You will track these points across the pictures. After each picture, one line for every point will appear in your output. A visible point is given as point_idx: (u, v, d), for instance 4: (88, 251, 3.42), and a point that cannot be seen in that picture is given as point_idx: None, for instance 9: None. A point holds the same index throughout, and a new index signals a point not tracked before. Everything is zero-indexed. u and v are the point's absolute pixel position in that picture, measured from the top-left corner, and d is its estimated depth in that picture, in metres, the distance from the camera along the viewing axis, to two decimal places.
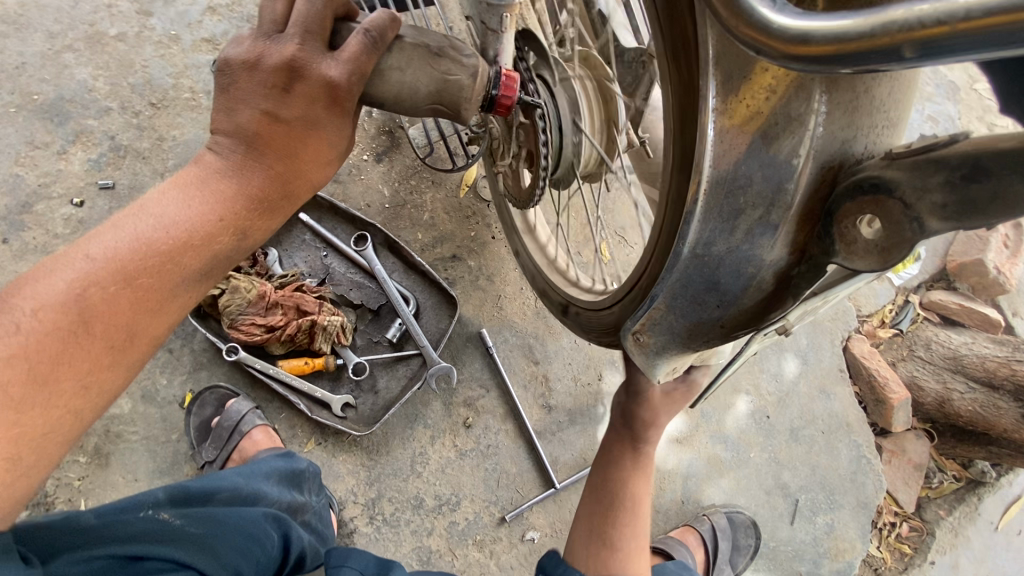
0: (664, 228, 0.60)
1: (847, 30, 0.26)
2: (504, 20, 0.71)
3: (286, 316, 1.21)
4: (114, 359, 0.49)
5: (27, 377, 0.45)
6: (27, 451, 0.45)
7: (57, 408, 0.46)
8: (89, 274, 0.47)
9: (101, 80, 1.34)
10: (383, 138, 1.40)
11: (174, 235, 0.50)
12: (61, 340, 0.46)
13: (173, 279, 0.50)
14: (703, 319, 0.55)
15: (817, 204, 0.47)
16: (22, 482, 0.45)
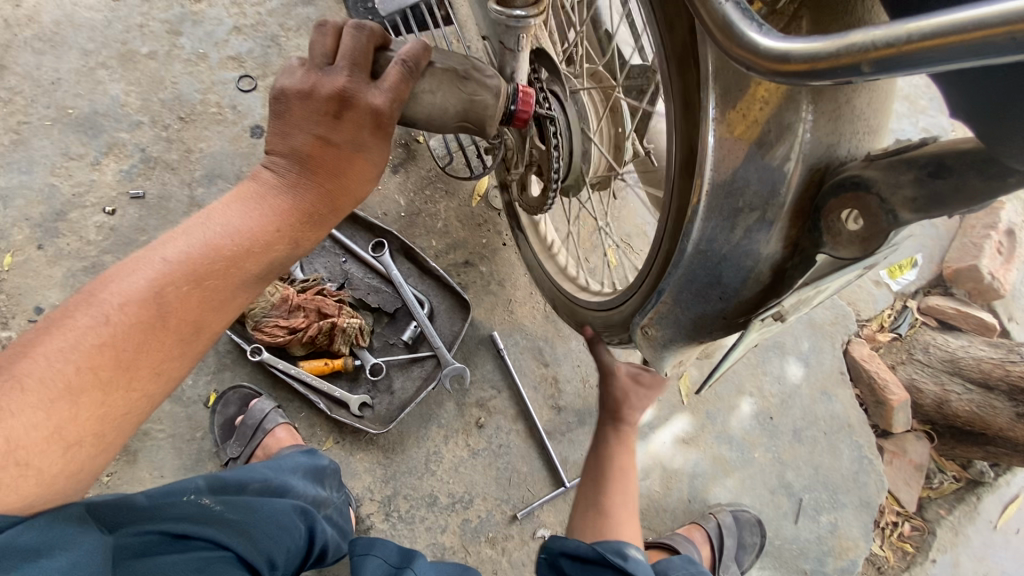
0: (669, 230, 0.66)
1: (819, 51, 0.31)
2: (520, 40, 0.77)
3: (308, 318, 1.26)
4: (183, 349, 0.55)
5: (113, 362, 0.51)
6: (110, 428, 0.51)
7: (135, 391, 0.52)
8: (166, 274, 0.54)
9: (133, 95, 1.41)
10: (399, 150, 1.47)
11: (238, 243, 0.57)
12: (141, 332, 0.52)
13: (235, 281, 0.57)
14: (707, 311, 0.61)
15: (806, 202, 0.53)
16: (103, 454, 0.52)
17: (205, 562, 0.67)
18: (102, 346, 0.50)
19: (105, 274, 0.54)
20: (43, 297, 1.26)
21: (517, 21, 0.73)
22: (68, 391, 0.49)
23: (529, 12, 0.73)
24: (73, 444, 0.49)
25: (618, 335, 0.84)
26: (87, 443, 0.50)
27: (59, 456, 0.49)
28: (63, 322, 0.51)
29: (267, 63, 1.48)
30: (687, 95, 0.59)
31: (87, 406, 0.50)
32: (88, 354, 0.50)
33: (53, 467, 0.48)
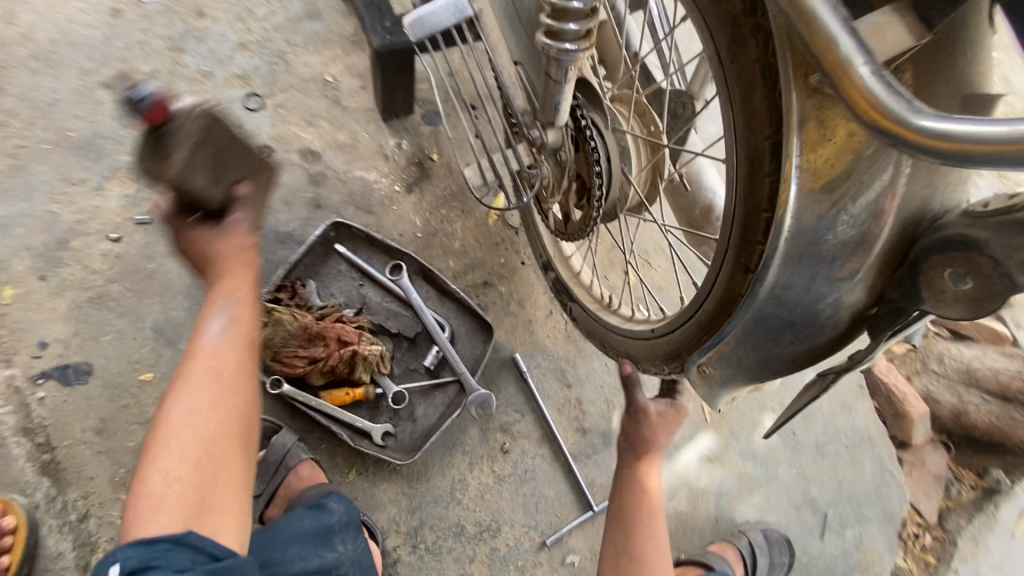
0: (737, 266, 0.65)
1: (985, 134, 0.36)
2: (568, 72, 0.73)
3: (328, 347, 1.22)
4: (248, 365, 0.85)
5: (214, 392, 0.80)
6: (246, 418, 0.83)
7: (238, 398, 0.82)
8: (200, 344, 0.82)
9: (135, 116, 1.35)
10: (413, 169, 1.44)
11: (223, 301, 0.85)
12: (213, 371, 0.81)
13: (236, 320, 0.85)
14: (777, 353, 0.63)
15: (896, 253, 0.53)
16: (255, 432, 0.85)
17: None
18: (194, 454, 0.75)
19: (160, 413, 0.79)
20: (47, 331, 1.20)
21: (566, 55, 0.70)
22: (185, 487, 0.73)
23: (579, 46, 0.70)
24: (197, 516, 0.73)
25: (664, 366, 0.85)
26: (237, 433, 0.80)
27: (235, 442, 0.80)
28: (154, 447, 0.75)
29: (275, 80, 1.44)
30: (756, 136, 0.58)
31: (215, 418, 0.78)
32: (197, 454, 0.75)
33: (233, 449, 0.79)
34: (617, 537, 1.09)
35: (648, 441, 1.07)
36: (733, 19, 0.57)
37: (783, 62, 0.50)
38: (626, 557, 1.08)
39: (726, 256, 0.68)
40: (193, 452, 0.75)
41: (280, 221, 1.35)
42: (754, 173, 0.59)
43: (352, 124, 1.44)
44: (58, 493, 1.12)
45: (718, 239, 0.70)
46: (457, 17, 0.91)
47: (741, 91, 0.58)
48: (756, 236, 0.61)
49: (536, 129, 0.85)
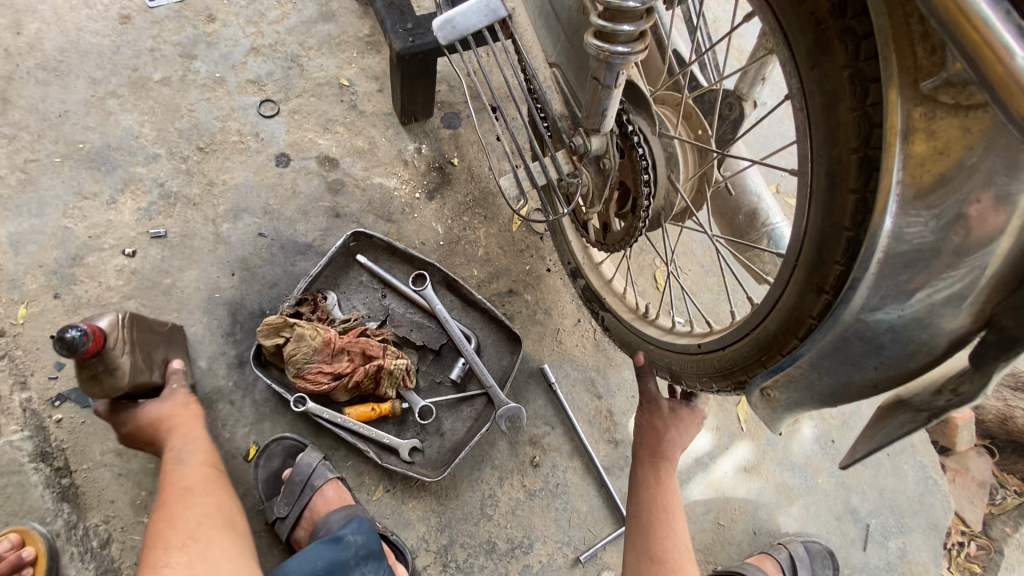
0: (810, 285, 0.61)
1: None
2: (619, 76, 0.68)
3: (353, 362, 1.18)
4: (214, 474, 1.00)
5: (189, 490, 0.95)
6: (229, 521, 0.94)
7: (219, 499, 0.96)
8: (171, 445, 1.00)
9: (147, 126, 1.31)
10: (434, 174, 1.39)
11: (178, 421, 1.02)
12: (195, 471, 0.99)
13: (193, 430, 1.03)
14: (856, 377, 0.58)
15: (1013, 277, 0.47)
16: (242, 534, 0.95)
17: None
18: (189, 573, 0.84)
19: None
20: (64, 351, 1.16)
21: (618, 59, 0.65)
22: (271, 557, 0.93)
23: (633, 49, 0.65)
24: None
25: (716, 383, 0.80)
26: (227, 531, 0.92)
27: (221, 531, 0.92)
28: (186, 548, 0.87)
29: (289, 85, 1.39)
30: (838, 147, 0.54)
31: (203, 511, 0.93)
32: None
33: (231, 537, 0.91)
34: (632, 539, 0.97)
35: (661, 437, 0.97)
36: (815, 22, 0.53)
37: (885, 69, 0.46)
38: (645, 559, 0.94)
39: (794, 274, 0.63)
40: (192, 532, 0.89)
41: (298, 232, 1.30)
42: (835, 187, 0.55)
43: (369, 129, 1.39)
44: (78, 518, 1.09)
45: (785, 256, 0.65)
46: (490, 18, 0.86)
47: (823, 100, 0.54)
48: (835, 252, 0.56)
49: (578, 136, 0.80)
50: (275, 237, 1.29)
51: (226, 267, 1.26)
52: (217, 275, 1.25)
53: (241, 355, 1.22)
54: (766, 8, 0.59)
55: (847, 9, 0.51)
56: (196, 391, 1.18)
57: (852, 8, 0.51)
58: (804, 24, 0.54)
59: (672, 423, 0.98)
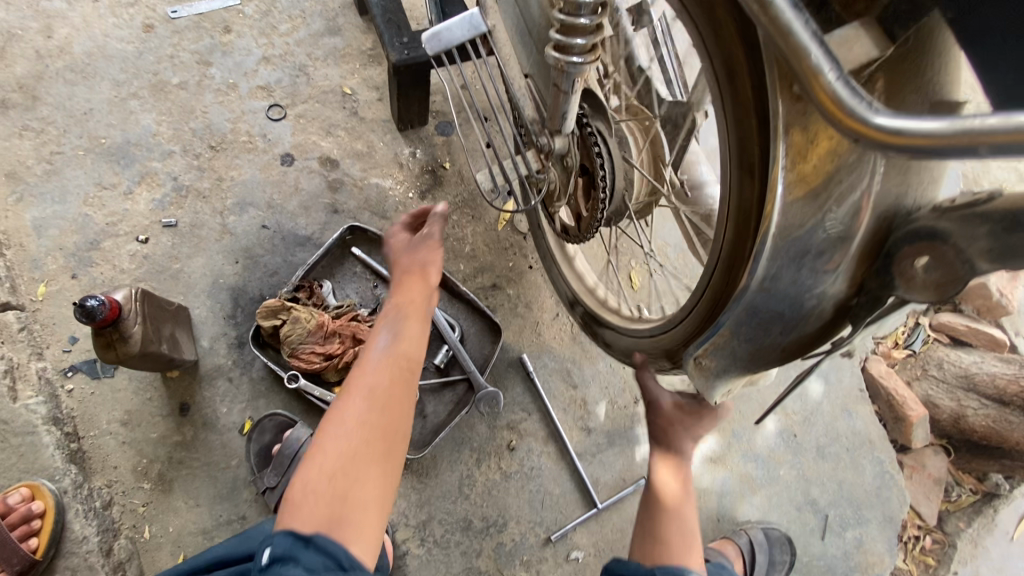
0: (733, 261, 0.70)
1: (931, 129, 0.36)
2: (575, 84, 0.79)
3: (343, 344, 1.27)
4: (410, 384, 0.83)
5: (373, 426, 0.77)
6: (380, 456, 0.76)
7: (358, 436, 0.76)
8: (401, 333, 0.85)
9: (164, 125, 1.43)
10: (426, 176, 1.50)
11: (404, 297, 0.90)
12: (392, 383, 0.81)
13: (417, 301, 0.90)
14: (767, 343, 0.67)
15: (874, 247, 0.57)
16: (390, 467, 0.77)
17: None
18: (381, 422, 0.78)
19: (336, 402, 0.81)
20: (78, 327, 1.26)
21: (572, 68, 0.76)
22: (335, 481, 0.74)
23: (586, 60, 0.76)
24: (317, 531, 0.72)
25: (661, 363, 0.87)
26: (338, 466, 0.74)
27: (375, 468, 0.76)
28: (402, 377, 0.81)
29: (296, 92, 1.51)
30: (747, 143, 0.64)
31: (332, 451, 0.75)
32: (351, 446, 0.76)
33: (370, 470, 0.75)
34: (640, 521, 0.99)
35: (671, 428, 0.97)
36: (723, 38, 0.64)
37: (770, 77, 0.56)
38: (651, 539, 0.97)
39: (720, 254, 0.72)
40: (327, 457, 0.75)
41: (298, 225, 1.41)
42: (747, 175, 0.65)
43: (368, 134, 1.51)
44: (84, 480, 1.17)
45: (713, 240, 0.74)
46: (472, 32, 0.97)
47: (734, 104, 0.64)
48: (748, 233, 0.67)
49: (543, 136, 0.91)
50: (277, 229, 1.40)
51: (230, 256, 1.36)
52: (222, 262, 1.35)
53: (241, 336, 1.31)
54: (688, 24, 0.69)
55: (746, 29, 0.61)
56: (197, 368, 1.28)
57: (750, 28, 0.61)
58: (716, 39, 0.65)
59: (688, 422, 0.96)
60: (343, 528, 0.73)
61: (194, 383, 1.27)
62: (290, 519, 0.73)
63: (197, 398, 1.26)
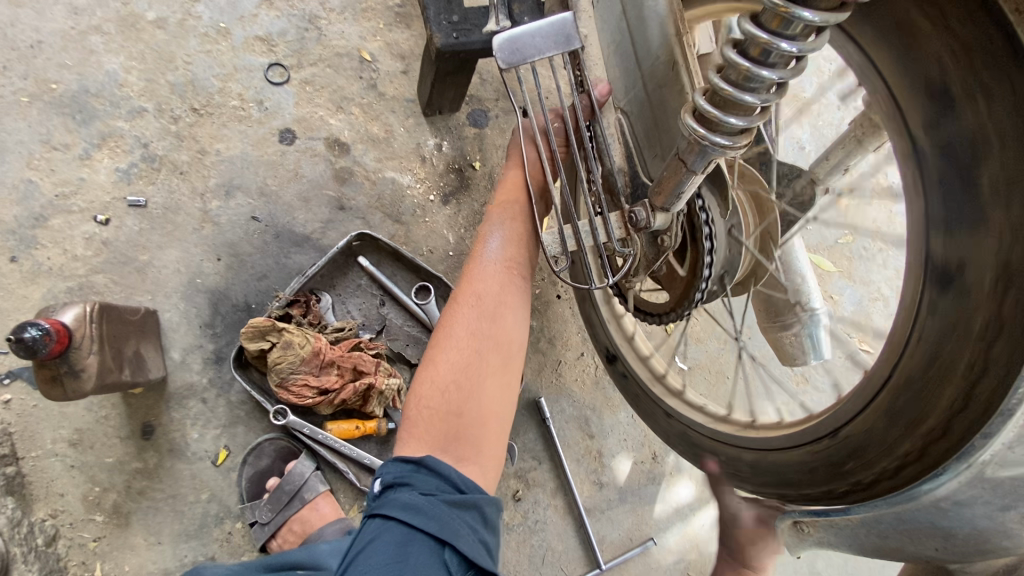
0: (886, 431, 0.56)
1: None
2: (708, 163, 0.59)
3: (342, 377, 1.10)
4: (519, 306, 0.80)
5: (483, 361, 0.75)
6: (495, 395, 0.75)
7: (468, 368, 0.75)
8: (507, 258, 0.80)
9: (134, 74, 1.17)
10: (451, 176, 1.26)
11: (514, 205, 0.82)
12: (500, 302, 0.78)
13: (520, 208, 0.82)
14: (912, 549, 0.54)
15: None
16: (506, 401, 0.76)
17: (408, 538, 0.65)
18: (493, 332, 0.77)
19: (444, 312, 0.79)
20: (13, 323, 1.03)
21: (714, 148, 0.56)
22: (451, 390, 0.73)
23: (734, 142, 0.55)
24: (441, 448, 0.71)
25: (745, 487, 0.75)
26: (456, 400, 0.73)
27: (492, 403, 0.75)
28: (512, 286, 0.80)
29: (303, 51, 1.25)
30: (956, 309, 0.50)
31: (444, 398, 0.73)
32: (466, 354, 0.75)
33: (488, 408, 0.74)
34: None
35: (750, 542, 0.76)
36: (957, 173, 0.49)
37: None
38: None
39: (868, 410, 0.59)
40: (433, 396, 0.74)
41: (295, 221, 1.18)
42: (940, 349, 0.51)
43: (387, 115, 1.26)
44: (23, 515, 1.00)
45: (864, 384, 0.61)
46: (562, 48, 0.74)
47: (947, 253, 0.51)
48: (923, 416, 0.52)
49: (640, 207, 0.70)
50: (269, 223, 1.17)
51: (211, 251, 1.13)
52: (200, 257, 1.13)
53: (219, 351, 1.11)
54: (908, 135, 0.54)
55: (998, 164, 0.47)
56: (166, 384, 1.09)
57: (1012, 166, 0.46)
58: (954, 168, 0.50)
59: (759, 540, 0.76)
60: (463, 447, 0.72)
61: (160, 401, 1.08)
62: (412, 441, 0.73)
63: (164, 419, 1.08)
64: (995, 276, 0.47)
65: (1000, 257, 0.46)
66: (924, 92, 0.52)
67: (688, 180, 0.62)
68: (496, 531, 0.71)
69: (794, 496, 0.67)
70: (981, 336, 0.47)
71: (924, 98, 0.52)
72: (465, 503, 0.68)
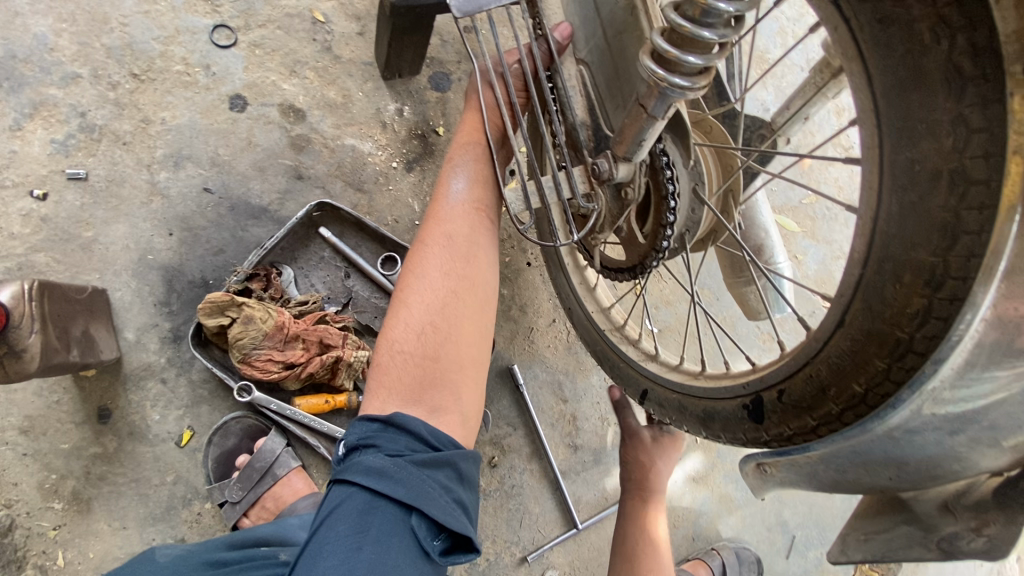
0: (847, 356, 0.56)
1: None
2: (668, 108, 0.58)
3: (307, 351, 1.07)
4: (489, 249, 0.76)
5: (456, 304, 0.71)
6: (471, 337, 0.71)
7: (440, 312, 0.70)
8: (473, 202, 0.76)
9: (66, 37, 1.09)
10: (414, 142, 1.22)
11: (476, 146, 0.78)
12: (469, 245, 0.74)
13: (482, 150, 0.78)
14: (867, 480, 0.56)
15: None
16: (482, 344, 0.73)
17: (372, 505, 0.60)
18: (465, 275, 0.73)
19: (410, 259, 0.75)
20: None
21: (674, 90, 0.55)
22: (426, 335, 0.69)
23: (694, 84, 0.54)
24: (415, 399, 0.67)
25: (721, 432, 0.77)
26: (429, 345, 0.69)
27: (469, 345, 0.71)
28: (483, 228, 0.76)
29: (251, 12, 1.19)
30: (911, 235, 0.48)
31: (416, 344, 0.69)
32: (437, 299, 0.71)
33: (465, 351, 0.70)
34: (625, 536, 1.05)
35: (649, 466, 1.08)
36: (905, 82, 0.46)
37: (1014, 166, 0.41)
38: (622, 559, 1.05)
39: (828, 343, 0.59)
40: (404, 344, 0.69)
41: (251, 191, 1.13)
42: (903, 273, 0.49)
43: (344, 79, 1.21)
44: None
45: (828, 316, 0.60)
46: None
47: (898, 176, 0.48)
48: (886, 344, 0.52)
49: (603, 158, 0.69)
50: (223, 195, 1.12)
51: (161, 225, 1.08)
52: (150, 233, 1.07)
53: (177, 329, 1.07)
54: (857, 58, 0.50)
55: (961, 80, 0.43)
56: (121, 365, 1.04)
57: (972, 93, 0.43)
58: (910, 95, 0.46)
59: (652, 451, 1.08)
60: (438, 396, 0.68)
61: (116, 383, 1.04)
62: (381, 396, 0.68)
63: (121, 402, 1.04)
64: (952, 200, 0.45)
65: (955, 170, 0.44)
66: (875, 10, 0.47)
67: (648, 126, 0.61)
68: (471, 487, 0.67)
69: (765, 439, 0.69)
70: (942, 246, 0.46)
71: (874, 19, 0.48)
72: (436, 460, 0.63)
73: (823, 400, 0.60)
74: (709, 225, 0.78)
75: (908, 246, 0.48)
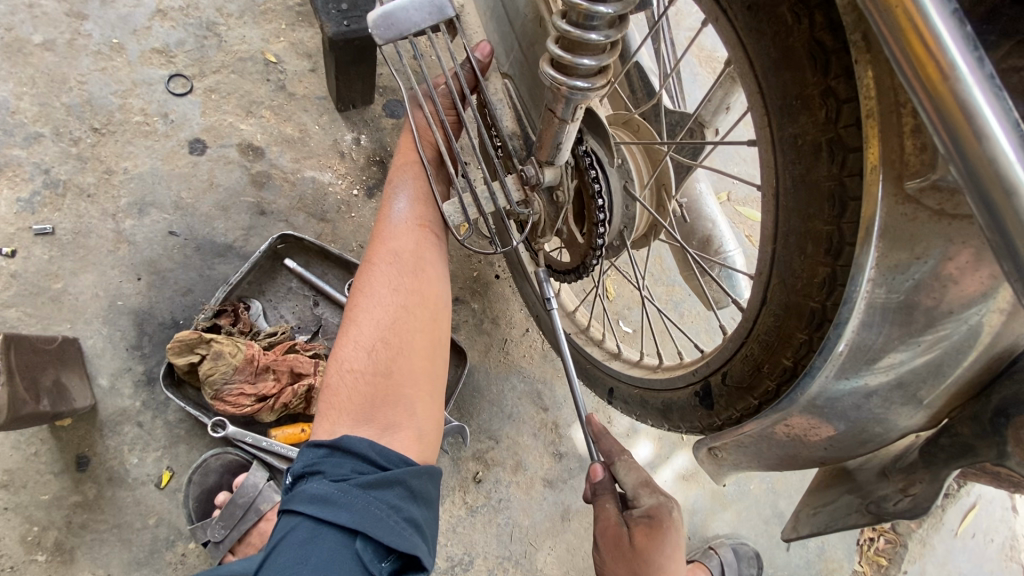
0: (772, 331, 0.57)
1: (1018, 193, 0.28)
2: (576, 111, 0.60)
3: (279, 382, 1.07)
4: (436, 265, 0.78)
5: (405, 319, 0.72)
6: (423, 351, 0.72)
7: (389, 328, 0.71)
8: (416, 220, 0.78)
9: (26, 99, 1.14)
10: (373, 168, 1.25)
11: (413, 167, 0.80)
12: (415, 262, 0.76)
13: (420, 170, 0.81)
14: (803, 452, 0.56)
15: (976, 385, 0.47)
16: (435, 358, 0.74)
17: (315, 532, 0.59)
18: (415, 291, 0.74)
19: (359, 279, 0.76)
20: None
21: (574, 93, 0.57)
22: (377, 353, 0.70)
23: (592, 84, 0.57)
24: (366, 418, 0.67)
25: (682, 424, 0.77)
26: (382, 361, 0.70)
27: (421, 359, 0.72)
28: (429, 244, 0.78)
29: (204, 59, 1.24)
30: (807, 208, 0.49)
31: (367, 361, 0.70)
32: (387, 316, 0.72)
33: (417, 366, 0.71)
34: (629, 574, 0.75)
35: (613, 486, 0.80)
36: (779, 62, 0.48)
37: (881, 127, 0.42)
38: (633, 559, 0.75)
39: (755, 323, 0.60)
40: (356, 362, 0.70)
41: (216, 231, 1.16)
42: (806, 248, 0.51)
43: (300, 114, 1.25)
44: None
45: (751, 296, 0.61)
46: (436, 18, 0.75)
47: (789, 152, 0.50)
48: (803, 318, 0.53)
49: (529, 164, 0.71)
50: (188, 236, 1.14)
51: (129, 271, 1.11)
52: (119, 280, 1.10)
53: (150, 371, 1.08)
54: (737, 44, 0.52)
55: (826, 55, 0.45)
56: (97, 412, 1.06)
57: (836, 66, 0.45)
58: (785, 73, 0.48)
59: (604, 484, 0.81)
60: (392, 413, 0.68)
61: (92, 430, 1.05)
62: (333, 418, 0.68)
63: (98, 449, 1.05)
64: (838, 167, 0.46)
65: (832, 138, 0.46)
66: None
67: (560, 130, 0.63)
68: (425, 508, 0.66)
69: (718, 423, 0.69)
70: (838, 214, 0.47)
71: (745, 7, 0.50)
72: (383, 481, 0.62)
73: (761, 379, 0.60)
74: (646, 219, 0.81)
75: (807, 216, 0.50)
